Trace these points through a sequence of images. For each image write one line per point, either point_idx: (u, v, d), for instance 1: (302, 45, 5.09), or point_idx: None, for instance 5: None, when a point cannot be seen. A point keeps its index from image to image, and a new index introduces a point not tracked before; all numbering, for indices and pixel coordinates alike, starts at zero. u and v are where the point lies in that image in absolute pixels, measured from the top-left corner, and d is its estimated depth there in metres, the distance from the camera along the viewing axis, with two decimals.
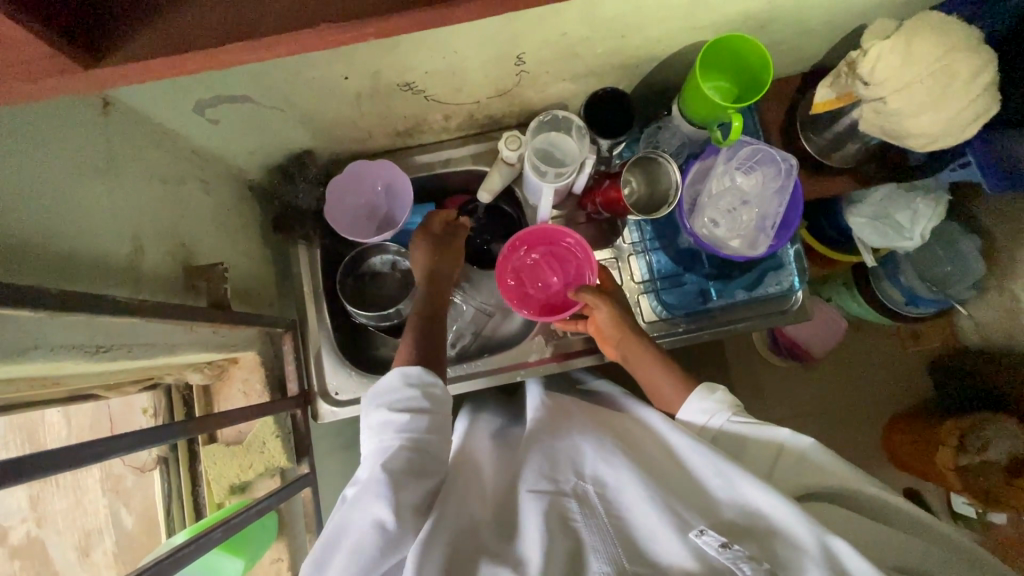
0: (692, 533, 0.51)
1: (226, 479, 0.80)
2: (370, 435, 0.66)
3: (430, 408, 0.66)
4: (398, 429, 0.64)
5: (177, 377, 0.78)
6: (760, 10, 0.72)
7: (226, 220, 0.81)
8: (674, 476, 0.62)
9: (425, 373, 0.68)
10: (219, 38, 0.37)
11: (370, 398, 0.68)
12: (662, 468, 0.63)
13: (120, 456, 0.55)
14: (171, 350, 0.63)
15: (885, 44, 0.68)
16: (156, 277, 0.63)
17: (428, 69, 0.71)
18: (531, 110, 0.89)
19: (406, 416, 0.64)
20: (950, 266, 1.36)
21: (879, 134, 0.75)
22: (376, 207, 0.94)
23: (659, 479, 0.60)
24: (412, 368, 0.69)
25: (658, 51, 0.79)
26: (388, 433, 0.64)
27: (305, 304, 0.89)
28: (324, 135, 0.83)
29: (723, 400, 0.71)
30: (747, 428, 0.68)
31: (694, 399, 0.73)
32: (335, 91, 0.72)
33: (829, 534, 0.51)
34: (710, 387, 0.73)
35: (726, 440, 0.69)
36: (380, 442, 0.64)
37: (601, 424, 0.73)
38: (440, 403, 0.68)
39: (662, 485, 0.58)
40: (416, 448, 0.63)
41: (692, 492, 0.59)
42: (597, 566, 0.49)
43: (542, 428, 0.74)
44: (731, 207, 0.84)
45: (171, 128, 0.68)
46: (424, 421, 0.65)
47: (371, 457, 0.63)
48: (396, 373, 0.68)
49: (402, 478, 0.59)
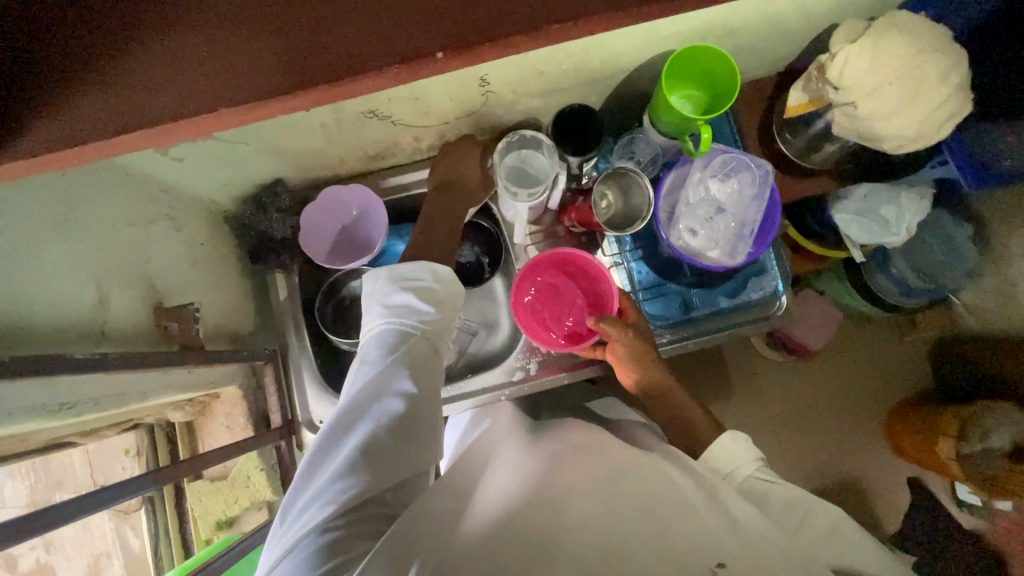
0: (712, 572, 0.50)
1: (212, 515, 0.80)
2: (382, 313, 0.62)
3: (445, 302, 0.65)
4: (418, 319, 0.62)
5: (158, 417, 0.78)
6: (726, 18, 0.71)
7: (200, 255, 0.80)
8: (702, 508, 0.59)
9: (451, 275, 0.66)
10: (98, 133, 0.44)
11: (386, 274, 0.64)
12: (690, 496, 0.60)
13: (93, 510, 0.55)
14: (144, 396, 0.63)
15: (853, 48, 0.66)
16: (124, 324, 0.63)
17: (391, 96, 0.70)
18: (503, 126, 0.88)
19: (423, 304, 0.62)
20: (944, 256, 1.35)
21: (852, 136, 0.74)
22: (353, 231, 0.93)
23: (683, 513, 0.57)
24: (440, 266, 0.66)
25: (626, 63, 0.78)
26: (408, 318, 0.61)
27: (286, 333, 0.89)
28: (294, 163, 0.83)
29: (750, 449, 0.69)
30: (771, 485, 0.66)
31: (724, 443, 0.70)
32: (300, 123, 0.72)
33: None
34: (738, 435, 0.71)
35: (750, 492, 0.66)
36: (398, 324, 0.61)
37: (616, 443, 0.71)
38: (453, 298, 0.66)
39: (681, 521, 0.56)
40: (433, 343, 0.62)
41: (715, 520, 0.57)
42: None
43: (558, 438, 0.72)
44: (708, 215, 0.83)
45: (134, 170, 0.68)
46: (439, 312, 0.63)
47: (383, 336, 0.61)
48: (419, 264, 0.65)
49: (419, 373, 0.59)
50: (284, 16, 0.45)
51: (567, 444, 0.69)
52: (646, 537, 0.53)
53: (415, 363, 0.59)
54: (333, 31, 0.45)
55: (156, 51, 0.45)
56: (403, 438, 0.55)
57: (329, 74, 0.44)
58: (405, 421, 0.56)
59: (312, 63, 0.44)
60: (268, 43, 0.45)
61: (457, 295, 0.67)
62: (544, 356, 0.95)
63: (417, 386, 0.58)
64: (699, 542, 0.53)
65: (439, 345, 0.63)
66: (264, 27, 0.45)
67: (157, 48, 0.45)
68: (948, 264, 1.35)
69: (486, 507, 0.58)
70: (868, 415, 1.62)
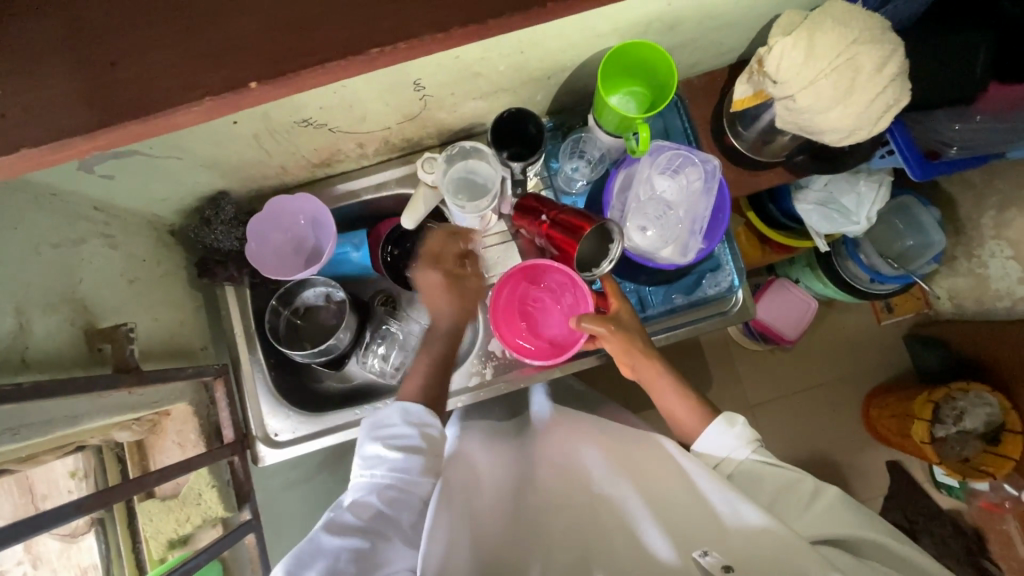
0: (696, 554, 0.56)
1: (164, 534, 0.78)
2: (359, 463, 0.67)
3: (423, 447, 0.67)
4: (389, 464, 0.65)
5: (103, 438, 0.76)
6: (661, 13, 0.70)
7: (142, 272, 0.79)
8: (683, 499, 0.64)
9: (423, 413, 0.70)
10: None
11: (367, 424, 0.69)
12: (673, 496, 0.65)
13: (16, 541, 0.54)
14: (74, 421, 0.62)
15: (787, 41, 0.65)
16: (52, 348, 0.62)
17: (321, 104, 0.69)
18: (450, 129, 0.87)
19: (399, 453, 0.65)
20: (912, 241, 1.36)
21: (796, 130, 0.73)
22: (303, 240, 0.93)
23: (659, 508, 0.63)
24: (413, 406, 0.70)
25: (566, 61, 0.77)
26: (380, 468, 0.65)
27: (238, 347, 0.89)
28: (235, 175, 0.81)
29: (747, 433, 0.72)
30: (766, 467, 0.69)
31: (714, 432, 0.74)
32: (229, 135, 0.70)
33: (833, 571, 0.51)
34: (734, 416, 0.74)
35: (740, 475, 0.70)
36: (371, 472, 0.65)
37: (609, 442, 0.76)
38: (433, 442, 0.69)
39: (661, 515, 0.61)
40: (405, 487, 0.65)
41: (697, 514, 0.61)
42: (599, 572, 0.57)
43: (549, 446, 0.79)
44: (658, 212, 0.82)
45: (60, 189, 0.66)
46: (416, 459, 0.66)
47: (363, 490, 0.64)
48: (394, 408, 0.69)
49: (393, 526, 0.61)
50: (87, 52, 0.45)
51: (556, 454, 0.76)
52: (622, 543, 0.60)
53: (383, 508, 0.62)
54: (157, 60, 0.44)
55: (30, 83, 0.44)
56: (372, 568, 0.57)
57: (130, 109, 0.43)
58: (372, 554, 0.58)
59: (107, 97, 0.44)
60: (65, 77, 0.44)
61: (433, 434, 0.69)
62: (501, 359, 0.94)
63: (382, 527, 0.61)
64: (678, 540, 0.58)
65: (414, 488, 0.66)
66: (65, 57, 0.45)
67: (7, 82, 0.44)
68: (916, 249, 1.37)
69: (473, 520, 0.65)
70: (845, 402, 1.62)
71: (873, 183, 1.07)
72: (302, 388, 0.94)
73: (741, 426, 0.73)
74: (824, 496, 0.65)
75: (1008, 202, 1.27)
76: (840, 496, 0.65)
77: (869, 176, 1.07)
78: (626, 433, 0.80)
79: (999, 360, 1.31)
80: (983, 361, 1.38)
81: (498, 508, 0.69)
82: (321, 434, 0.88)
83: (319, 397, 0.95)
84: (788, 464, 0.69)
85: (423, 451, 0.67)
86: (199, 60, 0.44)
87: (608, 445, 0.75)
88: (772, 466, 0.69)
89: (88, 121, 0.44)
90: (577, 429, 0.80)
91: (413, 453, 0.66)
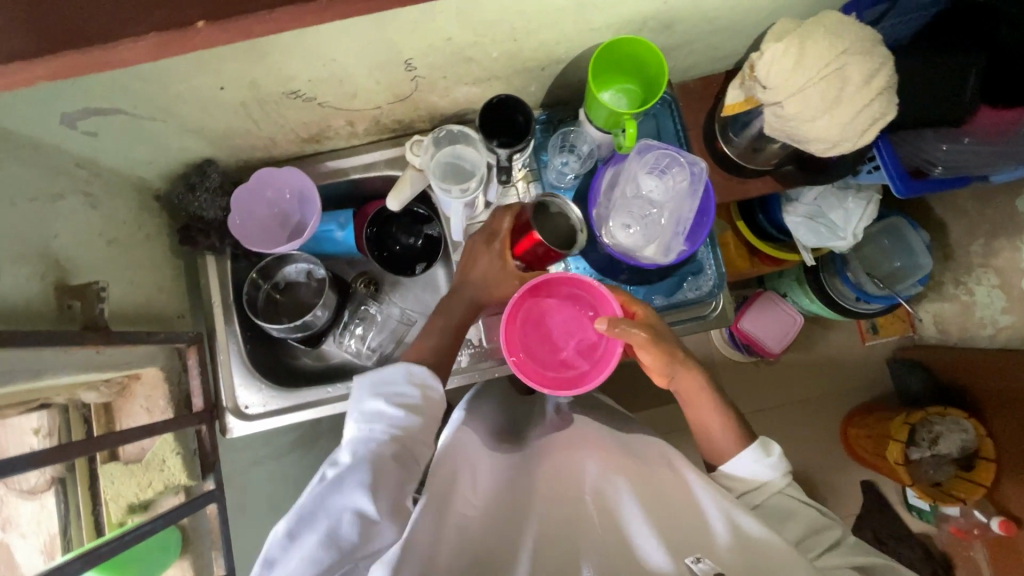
0: (688, 560, 0.58)
1: (124, 498, 0.77)
2: (356, 420, 0.66)
3: (422, 407, 0.68)
4: (391, 420, 0.65)
5: (70, 397, 0.75)
6: (656, 11, 0.70)
7: (121, 233, 0.79)
8: (680, 504, 0.69)
9: (427, 374, 0.70)
10: None
11: (366, 381, 0.69)
12: (672, 498, 0.70)
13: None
14: (38, 373, 0.61)
15: (779, 46, 0.65)
16: (18, 300, 0.61)
17: (310, 77, 0.68)
18: (442, 114, 0.87)
19: (400, 410, 0.65)
20: (899, 262, 1.37)
21: (783, 137, 0.73)
22: (289, 214, 0.93)
23: (660, 510, 0.66)
24: (417, 368, 0.70)
25: (560, 53, 0.77)
26: (381, 423, 0.65)
27: (215, 317, 0.89)
28: (222, 144, 0.81)
29: (781, 465, 0.73)
30: (796, 503, 0.71)
31: (748, 458, 0.73)
32: (216, 102, 0.70)
33: None
34: (770, 443, 0.75)
35: (765, 503, 0.72)
36: (370, 429, 0.64)
37: (613, 446, 0.80)
38: (432, 403, 0.69)
39: (657, 509, 0.66)
40: (408, 441, 0.65)
41: (694, 524, 0.65)
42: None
43: (557, 448, 0.81)
44: (643, 213, 0.82)
45: (42, 142, 0.67)
46: (416, 418, 0.66)
47: (357, 440, 0.64)
48: (398, 368, 0.69)
49: (388, 472, 0.60)
50: None
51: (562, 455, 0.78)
52: (621, 541, 0.62)
53: (388, 456, 0.62)
54: None
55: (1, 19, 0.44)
56: (387, 503, 0.58)
57: (73, 36, 0.43)
58: (385, 490, 0.59)
59: (51, 22, 0.43)
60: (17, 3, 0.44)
61: (434, 394, 0.70)
62: (477, 347, 0.95)
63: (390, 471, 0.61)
64: (673, 542, 0.61)
65: (411, 445, 0.65)
66: None
67: None
68: (902, 271, 1.37)
69: (461, 530, 0.64)
70: (824, 419, 1.63)
71: (861, 200, 1.07)
72: (277, 363, 0.94)
73: (777, 455, 0.74)
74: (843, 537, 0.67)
75: (999, 231, 1.28)
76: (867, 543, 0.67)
77: (858, 193, 1.07)
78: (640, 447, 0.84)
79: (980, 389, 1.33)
80: (964, 389, 1.39)
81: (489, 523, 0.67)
82: (292, 409, 0.88)
83: (293, 372, 0.95)
84: (815, 505, 0.72)
85: (424, 408, 0.68)
86: (175, 11, 0.43)
87: (615, 449, 0.80)
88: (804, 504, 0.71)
89: (48, 50, 0.43)
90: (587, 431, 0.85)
91: (412, 414, 0.66)
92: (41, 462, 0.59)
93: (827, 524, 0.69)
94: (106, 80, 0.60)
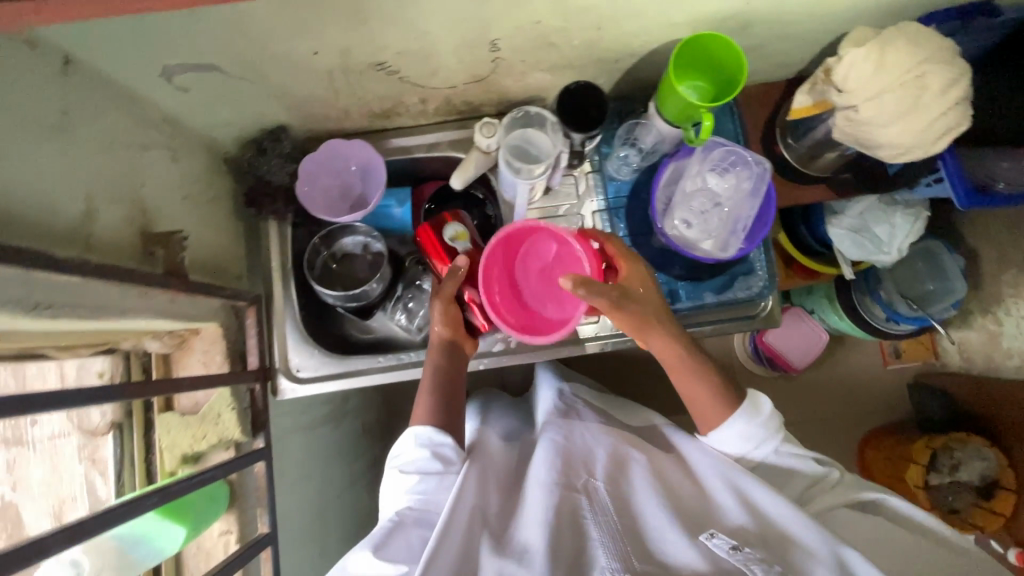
0: (705, 538, 0.64)
1: (179, 448, 0.78)
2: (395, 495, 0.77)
3: (438, 467, 0.75)
4: (410, 488, 0.75)
5: (134, 344, 0.77)
6: (737, 11, 0.72)
7: (195, 190, 0.81)
8: (691, 490, 0.75)
9: (434, 435, 0.77)
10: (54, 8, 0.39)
11: (392, 459, 0.79)
12: (683, 486, 0.75)
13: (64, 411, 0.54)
14: (124, 313, 0.63)
15: (859, 52, 0.67)
16: (113, 241, 0.63)
17: (400, 49, 0.70)
18: (510, 99, 0.89)
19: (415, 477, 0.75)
20: (932, 285, 1.35)
21: (853, 142, 0.75)
22: (349, 186, 0.94)
23: (670, 495, 0.72)
24: (421, 430, 0.77)
25: (636, 46, 0.79)
26: (406, 495, 0.75)
27: (273, 281, 0.91)
28: (298, 111, 0.83)
29: (773, 421, 0.78)
30: (795, 457, 0.78)
31: (742, 424, 0.77)
32: (307, 67, 0.72)
33: (841, 546, 0.63)
34: (759, 398, 0.79)
35: (763, 463, 0.78)
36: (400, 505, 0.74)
37: (616, 431, 0.86)
38: (448, 462, 0.76)
39: (672, 497, 0.71)
40: (428, 502, 0.74)
41: (705, 507, 0.72)
42: (607, 562, 0.60)
43: (556, 432, 0.83)
44: (703, 208, 0.83)
45: (139, 93, 0.69)
46: (433, 480, 0.75)
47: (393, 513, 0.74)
48: (406, 436, 0.78)
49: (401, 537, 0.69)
50: None
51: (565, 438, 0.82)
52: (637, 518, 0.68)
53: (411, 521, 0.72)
54: None
55: None
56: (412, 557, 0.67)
57: None
58: (404, 547, 0.68)
59: None
60: None
61: (447, 451, 0.77)
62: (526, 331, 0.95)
63: (412, 532, 0.71)
64: (690, 524, 0.67)
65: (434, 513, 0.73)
66: None
67: None
68: (937, 294, 1.35)
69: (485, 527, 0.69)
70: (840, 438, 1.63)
71: (909, 216, 1.08)
72: (326, 331, 0.96)
73: (766, 418, 0.78)
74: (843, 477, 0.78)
75: None
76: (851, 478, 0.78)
77: (907, 208, 1.07)
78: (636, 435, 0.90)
79: (999, 417, 1.33)
80: (980, 413, 1.39)
81: (509, 520, 0.72)
82: (338, 376, 0.90)
83: (341, 341, 0.97)
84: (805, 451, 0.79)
85: (438, 469, 0.75)
86: None
87: (617, 439, 0.83)
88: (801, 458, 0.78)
89: None
90: (585, 420, 0.88)
91: (420, 478, 0.74)
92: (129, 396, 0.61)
93: (819, 477, 0.77)
94: (213, 35, 0.62)
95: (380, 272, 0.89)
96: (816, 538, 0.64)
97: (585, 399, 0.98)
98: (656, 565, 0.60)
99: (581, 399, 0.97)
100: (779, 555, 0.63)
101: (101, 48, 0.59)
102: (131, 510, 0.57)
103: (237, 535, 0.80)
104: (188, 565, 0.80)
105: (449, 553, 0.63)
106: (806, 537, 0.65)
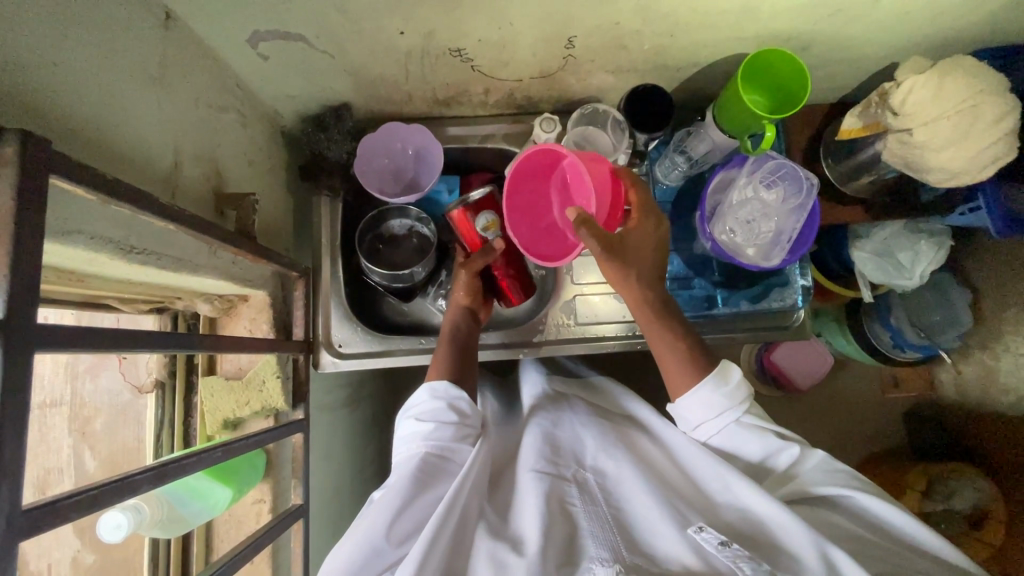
0: (692, 530, 0.56)
1: (221, 412, 0.80)
2: (399, 441, 0.71)
3: (454, 419, 0.70)
4: (424, 435, 0.68)
5: (186, 305, 0.78)
6: (803, 31, 0.75)
7: (258, 158, 0.81)
8: (679, 481, 0.67)
9: (450, 388, 0.73)
10: None
11: (404, 411, 0.74)
12: (671, 478, 0.67)
13: (162, 353, 0.52)
14: (194, 268, 0.64)
15: (918, 78, 0.72)
16: (191, 195, 0.64)
17: (481, 38, 0.73)
18: (569, 97, 0.91)
19: (431, 425, 0.69)
20: (939, 315, 1.19)
21: (901, 164, 0.79)
22: (404, 170, 0.94)
23: (659, 482, 0.64)
24: (439, 384, 0.73)
25: (701, 56, 0.82)
26: (417, 439, 0.68)
27: (322, 256, 0.92)
28: (365, 92, 0.84)
29: (739, 393, 0.70)
30: (755, 425, 0.68)
31: (705, 392, 0.69)
32: (387, 46, 0.73)
33: (829, 544, 0.54)
34: (728, 369, 0.71)
35: (721, 433, 0.69)
36: (408, 446, 0.68)
37: (604, 420, 0.79)
38: (464, 415, 0.72)
39: (661, 484, 0.64)
40: (446, 450, 0.67)
41: (697, 497, 0.65)
42: (596, 551, 0.54)
43: (545, 420, 0.77)
44: (750, 217, 0.84)
45: (220, 56, 0.70)
46: (449, 431, 0.69)
47: (402, 461, 0.68)
48: (421, 388, 0.73)
49: (421, 480, 0.63)
50: None
51: (549, 429, 0.75)
52: (626, 511, 0.60)
53: (427, 469, 0.65)
54: None
55: None
56: (408, 522, 0.60)
57: None
58: (419, 503, 0.61)
59: None
60: None
61: (463, 405, 0.72)
62: (563, 327, 0.96)
63: (431, 483, 0.64)
64: (679, 514, 0.58)
65: (444, 463, 0.67)
66: None
67: None
68: (943, 324, 1.19)
69: (468, 502, 0.62)
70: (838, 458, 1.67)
71: (933, 245, 1.08)
72: (366, 311, 0.97)
73: (734, 386, 0.70)
74: (807, 460, 0.67)
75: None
76: (825, 461, 0.67)
77: (932, 237, 1.07)
78: (626, 421, 0.84)
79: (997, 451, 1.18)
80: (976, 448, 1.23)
81: (500, 505, 0.65)
82: (375, 356, 0.91)
83: (379, 321, 0.99)
84: (778, 427, 0.69)
85: (454, 420, 0.70)
86: None
87: (607, 428, 0.76)
88: (762, 431, 0.67)
89: None
90: (574, 411, 0.81)
91: (436, 421, 0.69)
92: (209, 349, 0.58)
93: (799, 464, 0.67)
94: (308, 6, 0.63)
95: (423, 261, 0.88)
96: (801, 534, 0.55)
97: (574, 391, 0.92)
98: (644, 558, 0.53)
99: (571, 391, 0.91)
100: (768, 557, 0.56)
101: (200, 8, 0.61)
102: (208, 459, 0.56)
103: (269, 504, 0.81)
104: (217, 533, 0.81)
105: (444, 536, 0.56)
106: (791, 535, 0.56)
